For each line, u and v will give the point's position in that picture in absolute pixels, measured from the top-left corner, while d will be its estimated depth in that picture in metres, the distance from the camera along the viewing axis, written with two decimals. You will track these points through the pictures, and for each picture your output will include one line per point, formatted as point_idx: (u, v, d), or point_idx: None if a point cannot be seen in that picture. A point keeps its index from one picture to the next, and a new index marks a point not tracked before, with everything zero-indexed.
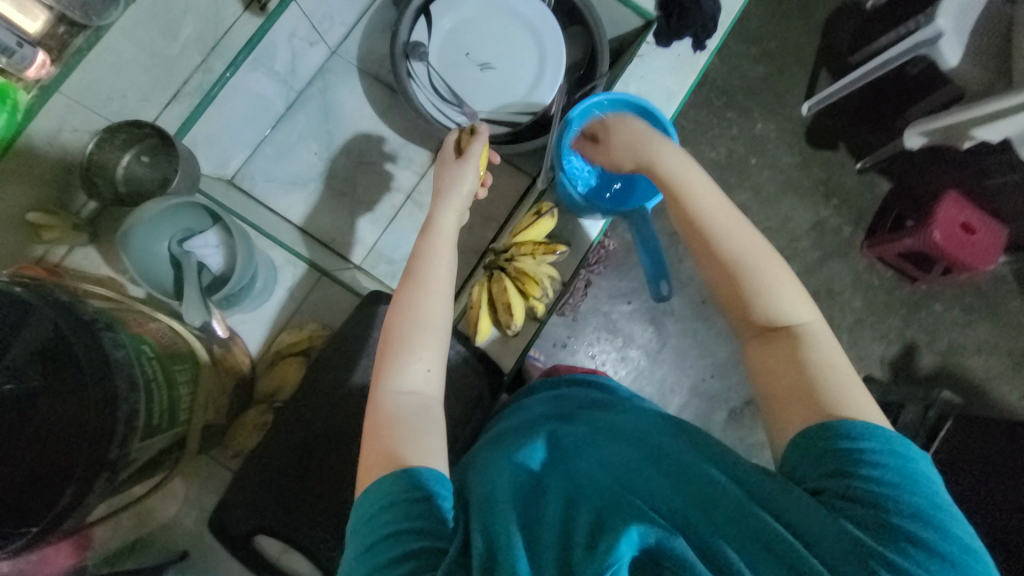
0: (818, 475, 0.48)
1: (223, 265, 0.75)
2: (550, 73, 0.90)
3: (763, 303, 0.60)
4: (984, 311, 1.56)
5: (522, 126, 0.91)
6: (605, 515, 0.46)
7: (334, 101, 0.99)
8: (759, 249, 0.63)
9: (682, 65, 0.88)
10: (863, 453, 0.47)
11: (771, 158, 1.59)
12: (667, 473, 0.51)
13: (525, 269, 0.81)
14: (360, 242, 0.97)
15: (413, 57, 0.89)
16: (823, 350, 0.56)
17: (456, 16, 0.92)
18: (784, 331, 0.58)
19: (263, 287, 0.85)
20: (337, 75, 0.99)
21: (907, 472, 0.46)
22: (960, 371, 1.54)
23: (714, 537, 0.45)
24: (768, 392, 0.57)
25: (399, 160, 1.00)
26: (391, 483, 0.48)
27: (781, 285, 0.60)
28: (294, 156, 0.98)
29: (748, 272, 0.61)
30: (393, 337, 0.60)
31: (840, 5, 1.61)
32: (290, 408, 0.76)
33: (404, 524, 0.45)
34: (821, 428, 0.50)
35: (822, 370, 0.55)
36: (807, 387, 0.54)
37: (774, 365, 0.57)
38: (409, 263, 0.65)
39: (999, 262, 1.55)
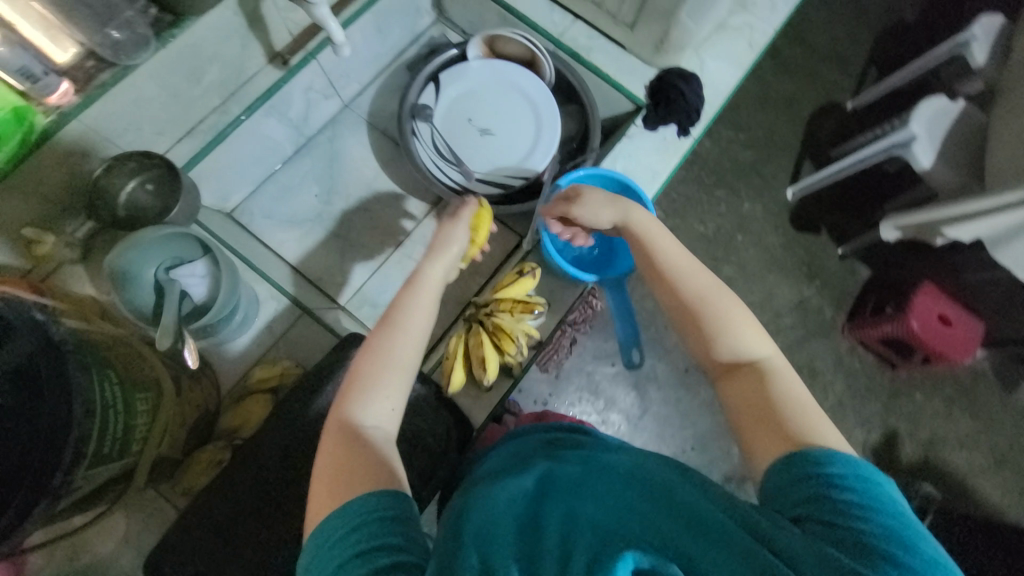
0: (793, 502, 0.50)
1: (205, 294, 0.77)
2: (544, 144, 0.97)
3: (725, 340, 0.64)
4: (965, 405, 1.57)
5: (514, 189, 0.96)
6: (599, 534, 0.45)
7: (341, 149, 1.05)
8: (720, 295, 0.67)
9: (667, 147, 0.96)
10: (833, 477, 0.49)
11: (756, 237, 1.66)
12: (649, 493, 0.50)
13: (502, 325, 0.82)
14: (348, 284, 1.00)
15: (418, 117, 0.97)
16: (784, 383, 0.60)
17: (463, 86, 0.99)
18: (749, 367, 0.62)
19: (243, 321, 0.85)
20: (347, 127, 1.05)
21: (876, 494, 0.48)
22: (942, 464, 1.52)
23: (709, 568, 0.43)
24: (737, 422, 0.60)
25: (397, 209, 1.04)
26: (367, 501, 0.49)
27: (739, 322, 0.65)
28: (295, 196, 1.02)
29: (712, 314, 0.66)
30: (360, 375, 0.61)
31: (823, 104, 1.75)
32: (251, 447, 0.74)
33: (376, 542, 0.46)
34: (793, 456, 0.53)
35: (784, 400, 0.58)
36: (775, 419, 0.57)
37: (741, 396, 0.61)
38: (390, 306, 0.67)
39: (977, 356, 1.58)
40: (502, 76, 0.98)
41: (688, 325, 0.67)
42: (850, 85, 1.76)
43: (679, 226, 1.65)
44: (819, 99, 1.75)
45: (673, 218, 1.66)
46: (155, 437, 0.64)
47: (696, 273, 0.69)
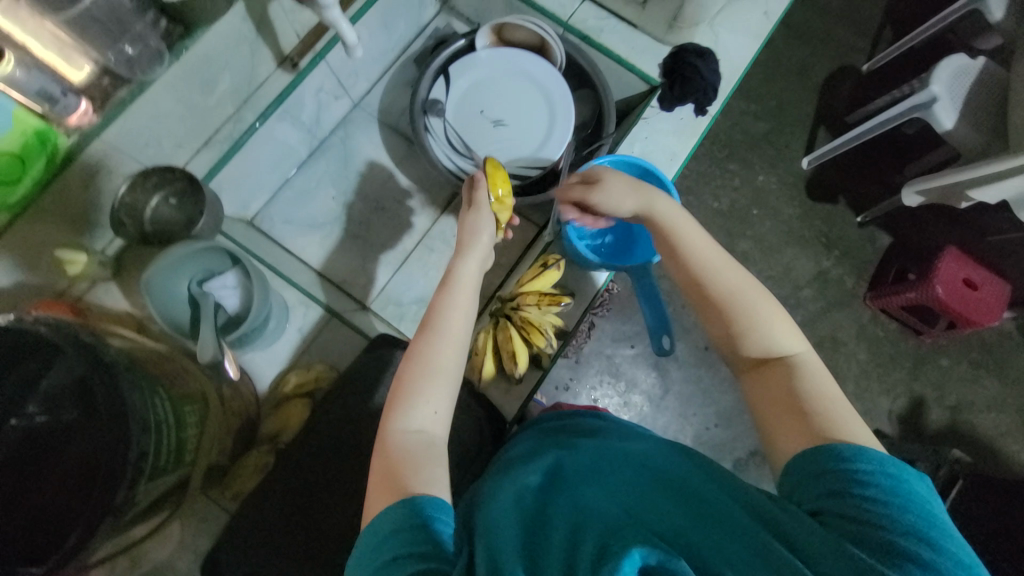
0: (814, 495, 0.49)
1: (238, 305, 0.78)
2: (560, 131, 0.96)
3: (756, 333, 0.62)
4: (991, 367, 1.55)
5: (531, 179, 0.95)
6: (609, 539, 0.46)
7: (353, 148, 1.05)
8: (748, 291, 0.65)
9: (684, 127, 0.95)
10: (858, 472, 0.48)
11: (772, 210, 1.63)
12: (670, 499, 0.51)
13: (530, 318, 0.83)
14: (371, 283, 1.00)
15: (431, 113, 0.96)
16: (815, 378, 0.58)
17: (473, 77, 0.98)
18: (778, 359, 0.61)
19: (276, 327, 0.87)
20: (357, 126, 1.05)
21: (903, 491, 0.47)
22: (969, 429, 1.51)
23: (719, 564, 0.45)
24: (764, 416, 0.59)
25: (413, 205, 1.04)
26: (395, 510, 0.50)
27: (769, 317, 0.63)
28: (312, 200, 1.03)
29: (744, 303, 0.64)
30: (404, 381, 0.62)
31: (837, 67, 1.69)
32: (302, 446, 0.77)
33: (404, 550, 0.47)
34: (817, 450, 0.51)
35: (813, 395, 0.56)
36: (800, 410, 0.56)
37: (768, 391, 0.59)
38: (428, 311, 0.67)
39: (1004, 318, 1.55)
40: (511, 63, 0.97)
41: (716, 314, 0.65)
42: (864, 46, 1.70)
43: (693, 203, 1.63)
44: (832, 63, 1.70)
45: (686, 196, 1.63)
46: (204, 446, 0.66)
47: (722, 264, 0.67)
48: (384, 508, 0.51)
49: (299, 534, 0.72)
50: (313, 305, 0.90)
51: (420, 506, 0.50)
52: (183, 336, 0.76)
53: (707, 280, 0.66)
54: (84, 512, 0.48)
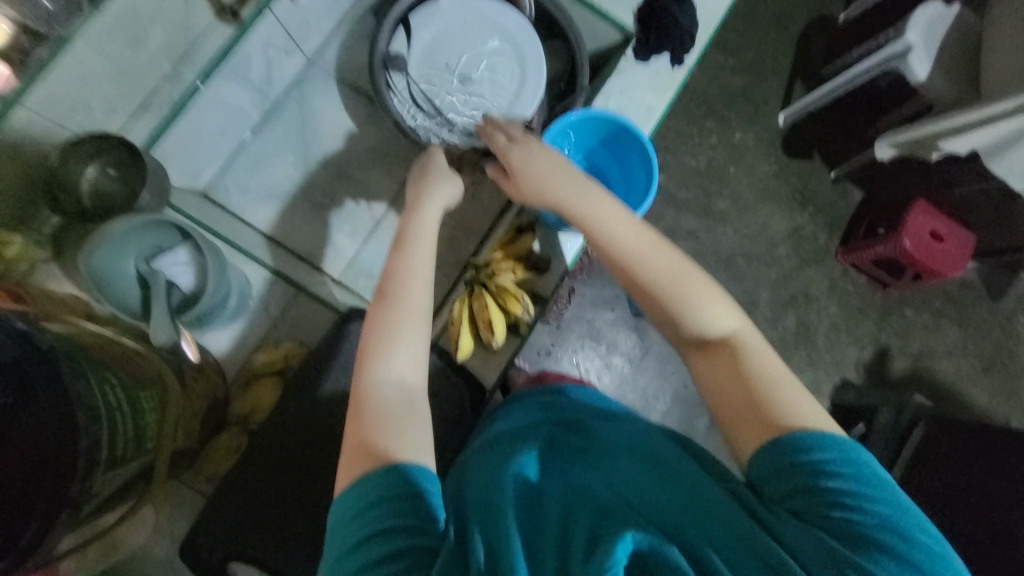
0: (784, 492, 0.50)
1: (194, 283, 0.73)
2: (531, 83, 0.90)
3: (697, 317, 0.62)
4: (953, 316, 1.61)
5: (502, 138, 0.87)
6: (600, 526, 0.48)
7: (310, 110, 0.98)
8: (684, 274, 0.64)
9: (660, 81, 0.91)
10: (820, 464, 0.49)
11: (749, 167, 1.62)
12: (653, 477, 0.54)
13: (506, 284, 0.81)
14: (339, 255, 0.95)
15: (392, 69, 0.89)
16: (761, 356, 0.59)
17: (436, 29, 0.91)
18: (720, 342, 0.61)
19: (238, 304, 0.83)
20: (314, 85, 0.97)
21: (866, 480, 0.48)
22: (930, 374, 1.58)
23: (697, 541, 0.46)
24: (714, 399, 0.59)
25: (380, 171, 0.99)
26: (380, 478, 0.49)
27: (710, 296, 0.63)
28: (269, 167, 0.96)
29: (679, 292, 0.63)
30: (375, 328, 0.60)
31: (815, 17, 1.65)
32: (280, 426, 0.74)
33: (389, 524, 0.46)
34: (778, 444, 0.51)
35: (757, 372, 0.57)
36: (754, 396, 0.55)
37: (716, 373, 0.59)
38: (383, 276, 0.63)
39: (967, 268, 1.60)
40: (478, 12, 0.90)
41: (661, 298, 0.63)
42: None
43: (670, 164, 1.60)
44: (810, 13, 1.65)
45: (664, 156, 1.60)
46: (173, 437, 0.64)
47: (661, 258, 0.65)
48: (370, 473, 0.50)
49: (277, 515, 0.71)
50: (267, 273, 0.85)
51: (409, 478, 0.49)
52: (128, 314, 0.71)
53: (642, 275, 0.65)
54: (37, 503, 0.45)
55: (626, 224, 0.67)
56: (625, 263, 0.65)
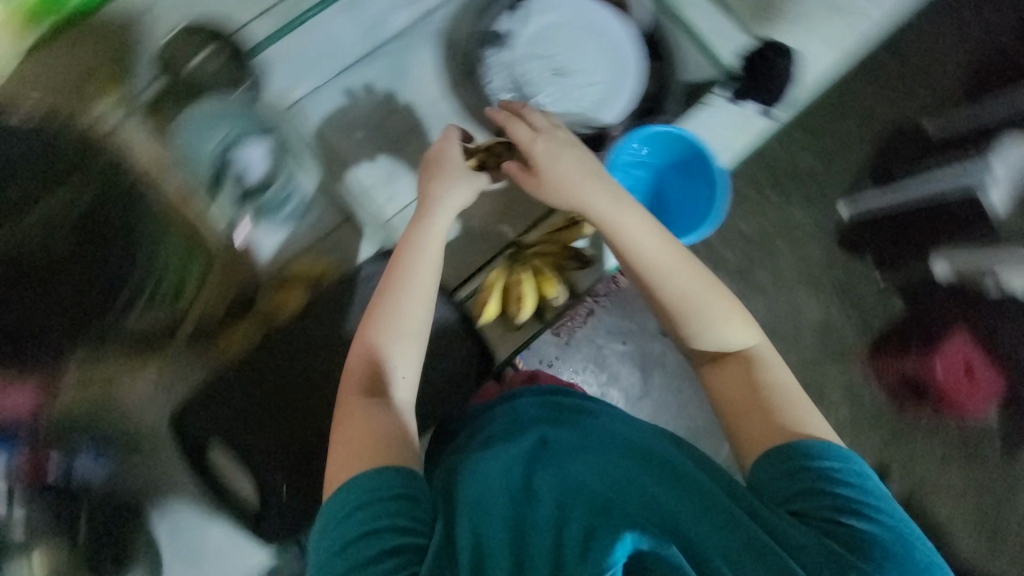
0: (790, 493, 0.59)
1: (264, 174, 0.80)
2: (618, 95, 0.94)
3: (715, 330, 0.71)
4: (963, 459, 1.55)
5: (578, 132, 0.91)
6: (596, 523, 0.54)
7: (411, 58, 0.97)
8: (702, 289, 0.72)
9: (746, 125, 0.90)
10: (829, 470, 0.60)
11: (797, 247, 1.61)
12: (657, 474, 0.61)
13: (544, 266, 0.84)
14: (395, 201, 0.91)
15: (492, 44, 0.95)
16: (773, 370, 0.69)
17: (548, 21, 0.96)
18: (737, 354, 0.71)
19: (291, 208, 0.84)
20: (418, 36, 0.97)
21: (863, 486, 0.59)
22: (921, 510, 1.52)
23: (692, 533, 0.54)
24: (728, 408, 0.68)
25: None
26: (365, 481, 0.59)
27: (727, 313, 0.71)
28: (357, 100, 0.95)
29: (698, 306, 0.71)
30: (377, 311, 0.70)
31: (912, 121, 1.61)
32: (294, 337, 0.80)
33: (375, 525, 0.56)
34: (788, 449, 0.61)
35: (768, 382, 0.68)
36: (766, 408, 0.66)
37: (733, 385, 0.69)
38: (393, 262, 0.72)
39: (991, 416, 1.54)
40: (590, 18, 0.96)
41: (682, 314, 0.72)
42: (949, 105, 1.60)
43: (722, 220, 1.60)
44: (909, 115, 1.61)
45: None
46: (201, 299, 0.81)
47: (682, 269, 0.71)
48: (355, 480, 0.60)
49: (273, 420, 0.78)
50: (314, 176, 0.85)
51: (387, 484, 0.59)
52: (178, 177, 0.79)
53: (665, 287, 0.71)
54: None
55: (651, 232, 0.72)
56: (648, 274, 0.71)
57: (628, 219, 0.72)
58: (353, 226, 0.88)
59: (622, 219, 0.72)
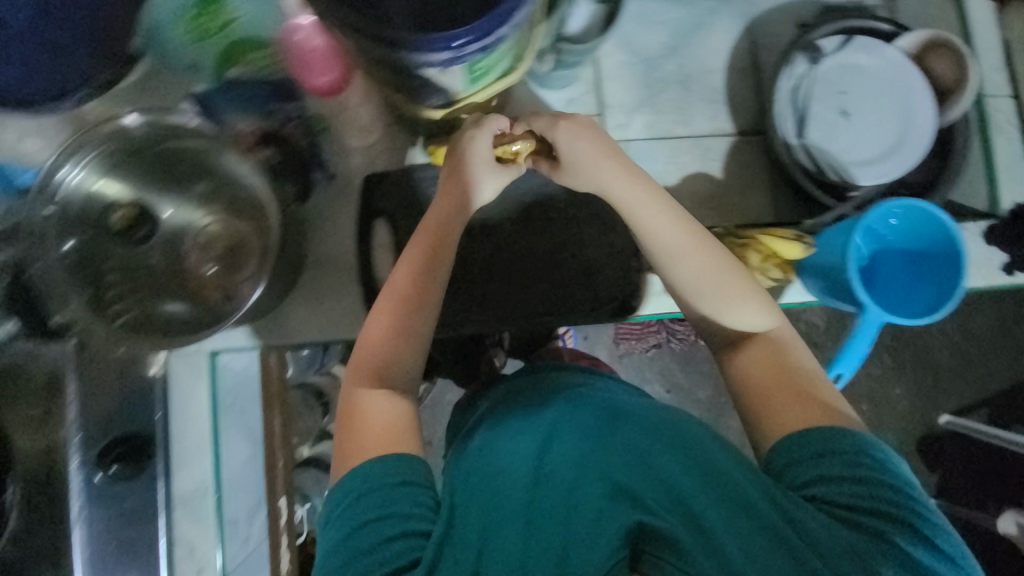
0: (803, 479, 0.53)
1: (579, 30, 0.82)
2: (889, 164, 0.88)
3: (726, 310, 0.64)
4: None
5: (826, 176, 0.89)
6: (600, 518, 0.48)
7: (710, 24, 0.98)
8: (714, 271, 0.64)
9: (984, 266, 0.90)
10: (865, 463, 0.53)
11: None
12: (661, 441, 0.55)
13: (747, 260, 0.78)
14: (625, 128, 0.96)
15: (806, 51, 0.90)
16: (795, 354, 0.63)
17: (865, 62, 0.90)
18: (758, 338, 0.64)
19: (563, 78, 0.90)
20: (731, 10, 0.99)
21: (891, 472, 0.53)
22: None
23: (704, 509, 0.49)
24: (744, 404, 0.62)
25: (699, 106, 0.97)
26: (368, 467, 0.55)
27: (737, 294, 0.64)
28: (645, 28, 0.97)
29: (709, 285, 0.64)
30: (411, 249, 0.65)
31: None
32: (497, 224, 0.84)
33: (374, 514, 0.53)
34: (818, 433, 0.55)
35: (793, 369, 0.61)
36: (796, 387, 0.60)
37: (757, 369, 0.62)
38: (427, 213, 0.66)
39: None
40: (908, 83, 0.90)
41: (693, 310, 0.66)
42: None
43: None
44: None
45: None
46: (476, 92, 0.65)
47: (702, 252, 0.63)
48: (359, 467, 0.56)
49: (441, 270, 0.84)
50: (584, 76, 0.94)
51: (389, 468, 0.55)
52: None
53: (678, 280, 0.65)
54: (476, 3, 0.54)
55: (663, 208, 0.63)
56: (658, 255, 0.64)
57: (654, 218, 0.63)
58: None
59: (636, 200, 0.63)
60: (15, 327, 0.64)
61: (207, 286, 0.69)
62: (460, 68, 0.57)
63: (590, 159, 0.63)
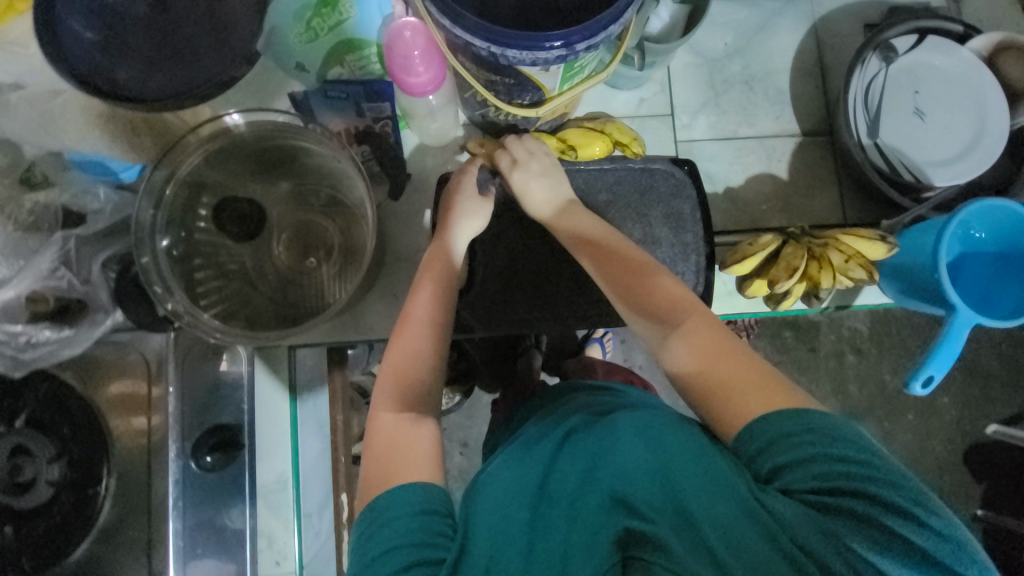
0: (774, 466, 0.49)
1: (659, 32, 0.85)
2: (965, 165, 0.87)
3: (652, 302, 0.62)
4: None
5: (900, 178, 0.88)
6: (595, 533, 0.48)
7: (777, 25, 0.98)
8: (634, 269, 0.65)
9: None
10: (832, 441, 0.48)
11: None
12: (645, 438, 0.53)
13: (829, 260, 0.77)
14: (688, 129, 0.96)
15: (879, 51, 0.89)
16: (725, 331, 0.60)
17: (937, 63, 0.89)
18: (687, 321, 0.60)
19: (633, 80, 0.91)
20: (799, 11, 0.98)
21: (857, 443, 0.49)
22: None
23: (679, 509, 0.47)
24: (700, 402, 0.56)
25: (762, 107, 0.97)
26: (389, 496, 0.52)
27: (660, 285, 0.64)
28: (711, 30, 0.97)
29: (635, 285, 0.64)
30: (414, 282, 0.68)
31: None
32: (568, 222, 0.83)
33: (397, 545, 0.49)
34: (772, 415, 0.51)
35: (727, 347, 0.57)
36: (736, 372, 0.55)
37: (693, 364, 0.57)
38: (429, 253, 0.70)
39: None
40: (983, 83, 0.88)
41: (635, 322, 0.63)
42: None
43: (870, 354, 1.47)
44: None
45: None
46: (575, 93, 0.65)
47: (630, 255, 0.67)
48: (382, 496, 0.53)
49: (500, 258, 0.82)
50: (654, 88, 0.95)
51: (412, 495, 0.52)
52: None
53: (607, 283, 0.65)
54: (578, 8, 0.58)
55: (595, 227, 0.70)
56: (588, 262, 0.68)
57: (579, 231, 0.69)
58: (656, 129, 0.94)
59: (564, 223, 0.71)
60: (121, 318, 0.68)
61: (287, 285, 0.71)
62: (556, 67, 0.58)
63: (544, 192, 0.71)
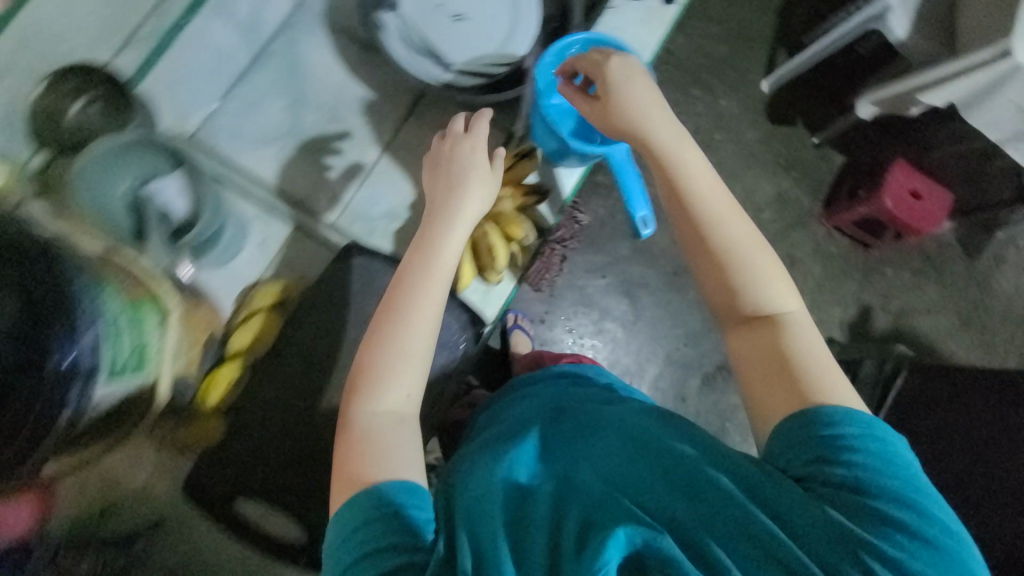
0: (801, 461, 0.46)
1: (186, 211, 0.69)
2: (523, 26, 0.89)
3: (751, 287, 0.55)
4: (972, 288, 1.38)
5: (499, 76, 0.87)
6: (592, 517, 0.47)
7: (300, 57, 0.91)
8: (716, 194, 0.58)
9: (653, 16, 0.91)
10: (839, 439, 0.45)
11: (735, 133, 1.39)
12: (645, 462, 0.51)
13: (503, 214, 0.78)
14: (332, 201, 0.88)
15: (383, 7, 0.87)
16: (805, 338, 0.53)
17: None
18: (764, 316, 0.54)
19: (232, 240, 0.80)
20: (301, 29, 0.91)
21: (882, 451, 0.45)
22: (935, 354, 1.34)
23: (700, 533, 0.44)
24: (751, 373, 0.53)
25: (366, 122, 0.92)
26: (370, 499, 0.48)
27: (754, 254, 0.56)
28: (261, 113, 0.89)
29: (702, 211, 0.57)
30: (404, 275, 0.60)
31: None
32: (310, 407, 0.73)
33: (375, 547, 0.45)
34: (800, 417, 0.47)
35: (810, 350, 0.52)
36: (792, 362, 0.51)
37: (755, 349, 0.53)
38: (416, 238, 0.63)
39: (995, 237, 1.39)
40: None
41: (704, 266, 0.57)
42: None
43: None
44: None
45: None
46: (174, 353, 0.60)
47: (694, 157, 0.59)
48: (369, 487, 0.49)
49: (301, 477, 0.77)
50: (272, 218, 0.86)
51: (393, 500, 0.48)
52: (76, 228, 0.59)
53: (673, 171, 0.58)
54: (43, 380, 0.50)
55: (693, 154, 0.59)
56: (665, 155, 0.59)
57: (685, 152, 0.59)
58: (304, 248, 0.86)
59: (678, 152, 0.59)
60: None
61: None
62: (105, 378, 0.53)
63: (643, 94, 0.61)
